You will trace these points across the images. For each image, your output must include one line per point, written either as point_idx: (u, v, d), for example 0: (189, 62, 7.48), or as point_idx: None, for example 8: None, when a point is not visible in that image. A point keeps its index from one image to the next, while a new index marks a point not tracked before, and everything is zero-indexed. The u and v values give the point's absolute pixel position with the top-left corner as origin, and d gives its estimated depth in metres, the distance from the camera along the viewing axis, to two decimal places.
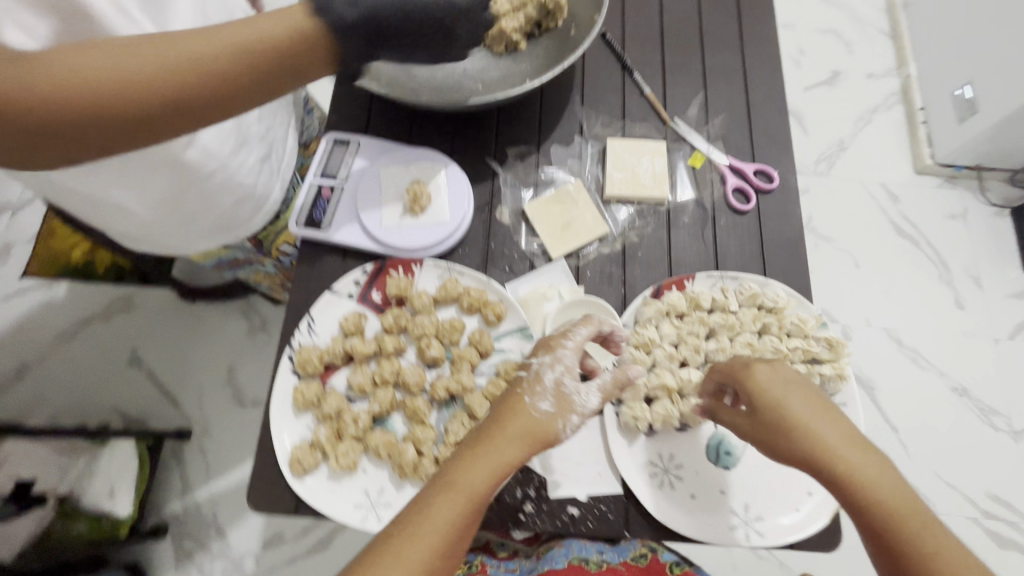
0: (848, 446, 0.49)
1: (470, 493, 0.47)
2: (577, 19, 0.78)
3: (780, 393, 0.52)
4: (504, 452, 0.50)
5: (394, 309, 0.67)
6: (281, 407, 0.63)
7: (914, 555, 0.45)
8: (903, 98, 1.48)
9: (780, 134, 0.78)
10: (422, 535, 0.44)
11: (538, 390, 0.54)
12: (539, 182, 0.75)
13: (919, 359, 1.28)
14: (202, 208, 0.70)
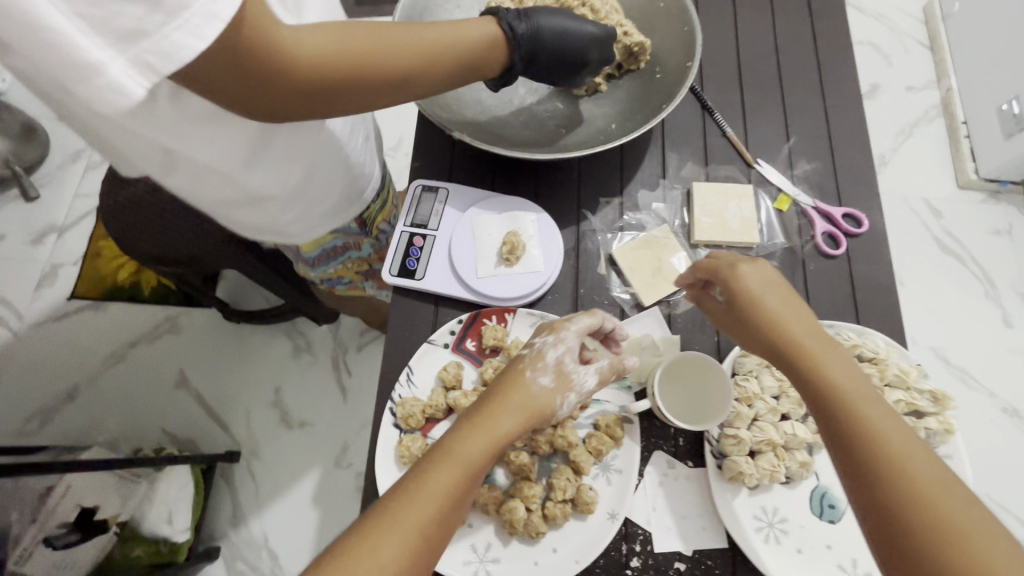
0: (814, 339, 0.51)
1: (467, 461, 0.49)
2: (662, 61, 0.77)
3: (758, 291, 0.55)
4: (500, 424, 0.52)
5: (492, 360, 0.67)
6: (385, 460, 0.63)
7: (865, 447, 0.45)
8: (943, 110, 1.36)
9: (865, 177, 0.78)
10: (419, 502, 0.46)
11: (539, 365, 0.57)
12: (625, 226, 0.75)
13: (968, 379, 1.20)
14: (325, 189, 0.71)
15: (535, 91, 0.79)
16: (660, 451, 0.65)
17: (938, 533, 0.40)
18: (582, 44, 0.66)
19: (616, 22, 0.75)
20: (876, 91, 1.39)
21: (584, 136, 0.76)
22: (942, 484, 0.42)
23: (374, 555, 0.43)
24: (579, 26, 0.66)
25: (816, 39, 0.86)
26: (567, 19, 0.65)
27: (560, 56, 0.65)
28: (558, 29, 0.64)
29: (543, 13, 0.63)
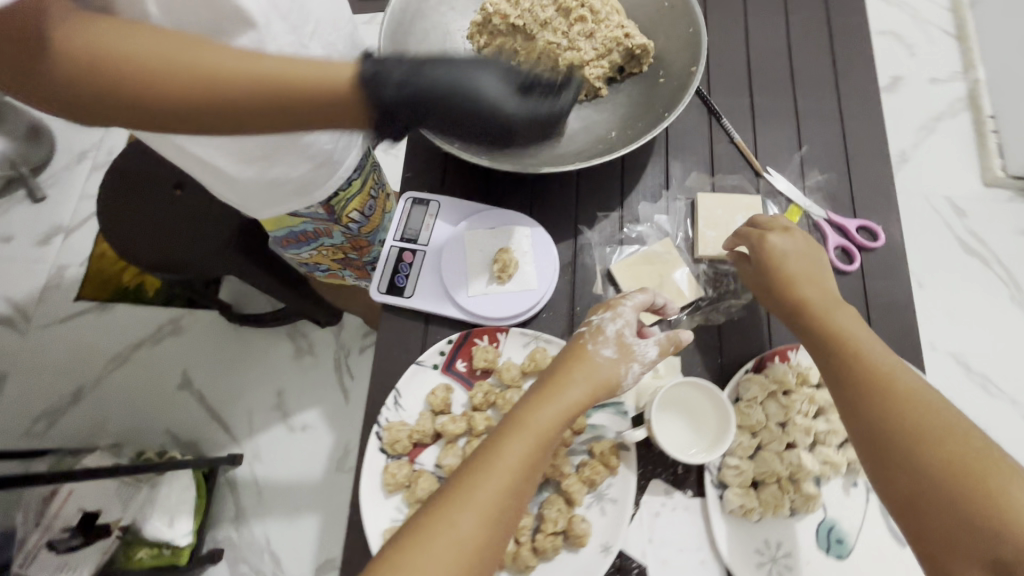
0: (830, 302, 0.59)
1: (539, 433, 0.51)
2: (667, 64, 0.72)
3: (784, 258, 0.62)
4: (570, 394, 0.54)
5: (482, 382, 0.64)
6: (371, 487, 0.61)
7: (891, 396, 0.52)
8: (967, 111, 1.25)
9: (883, 186, 0.74)
10: (497, 472, 0.48)
11: (599, 338, 0.58)
12: (625, 240, 0.71)
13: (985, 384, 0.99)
14: (285, 173, 0.59)
15: None
16: (658, 479, 0.62)
17: (914, 437, 0.49)
18: (494, 114, 0.39)
19: (617, 23, 0.71)
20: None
21: (583, 144, 0.72)
22: (924, 405, 0.51)
23: (452, 529, 0.45)
24: (494, 91, 0.39)
25: (833, 36, 0.81)
26: (472, 75, 0.39)
27: (460, 124, 0.40)
28: (454, 93, 0.38)
29: (436, 65, 0.38)
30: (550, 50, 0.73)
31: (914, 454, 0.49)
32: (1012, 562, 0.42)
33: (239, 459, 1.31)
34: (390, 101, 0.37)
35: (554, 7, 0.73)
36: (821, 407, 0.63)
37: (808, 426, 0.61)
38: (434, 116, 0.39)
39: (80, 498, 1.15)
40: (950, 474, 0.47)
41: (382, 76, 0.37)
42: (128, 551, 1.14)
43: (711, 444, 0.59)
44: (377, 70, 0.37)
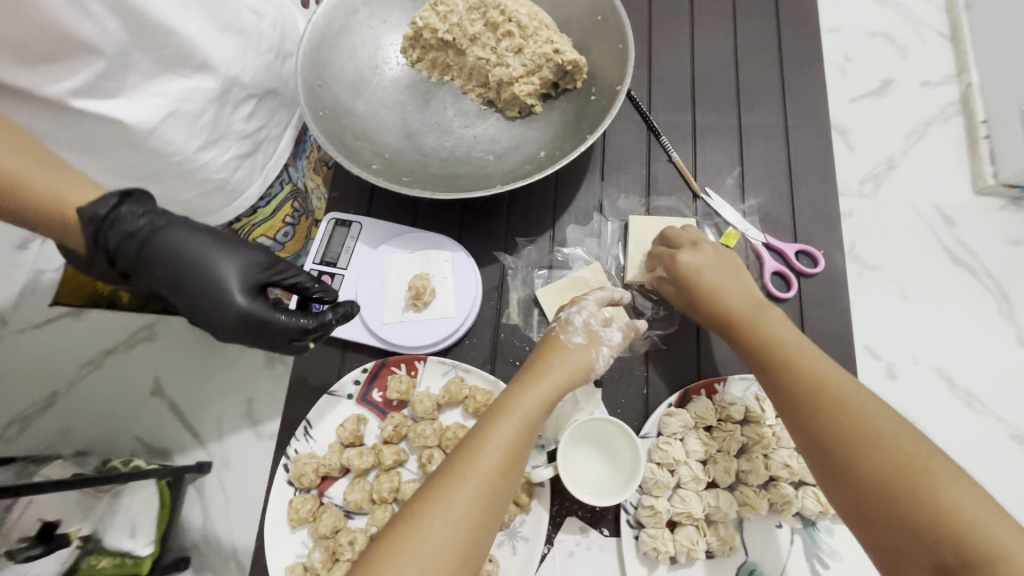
0: (755, 307, 0.57)
1: (524, 417, 0.50)
2: (598, 81, 0.69)
3: (696, 269, 0.59)
4: (549, 379, 0.53)
5: (396, 414, 0.62)
6: (278, 521, 0.59)
7: (827, 400, 0.49)
8: (961, 109, 0.95)
9: (826, 208, 0.70)
10: (485, 455, 0.47)
11: (569, 328, 0.58)
12: (554, 264, 0.69)
13: (974, 403, 0.80)
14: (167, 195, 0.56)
15: (464, 114, 0.74)
16: (574, 517, 0.60)
17: (853, 447, 0.47)
18: (212, 293, 0.47)
19: (546, 39, 0.68)
20: (888, 89, 0.97)
21: (512, 165, 0.70)
22: (863, 411, 0.48)
23: (447, 510, 0.43)
24: (211, 264, 0.47)
25: (781, 49, 0.78)
26: (208, 260, 0.47)
27: (176, 284, 0.46)
28: (180, 267, 0.46)
29: (181, 238, 0.46)
30: (480, 65, 0.71)
31: (854, 464, 0.46)
32: (956, 566, 0.40)
33: (210, 462, 0.85)
34: (110, 247, 0.44)
35: (482, 21, 0.70)
36: (745, 443, 0.59)
37: (727, 465, 0.58)
38: (151, 277, 0.46)
39: (36, 510, 0.79)
40: (889, 483, 0.44)
41: (116, 228, 0.44)
42: (92, 561, 0.77)
43: (616, 486, 0.56)
44: (119, 219, 0.44)
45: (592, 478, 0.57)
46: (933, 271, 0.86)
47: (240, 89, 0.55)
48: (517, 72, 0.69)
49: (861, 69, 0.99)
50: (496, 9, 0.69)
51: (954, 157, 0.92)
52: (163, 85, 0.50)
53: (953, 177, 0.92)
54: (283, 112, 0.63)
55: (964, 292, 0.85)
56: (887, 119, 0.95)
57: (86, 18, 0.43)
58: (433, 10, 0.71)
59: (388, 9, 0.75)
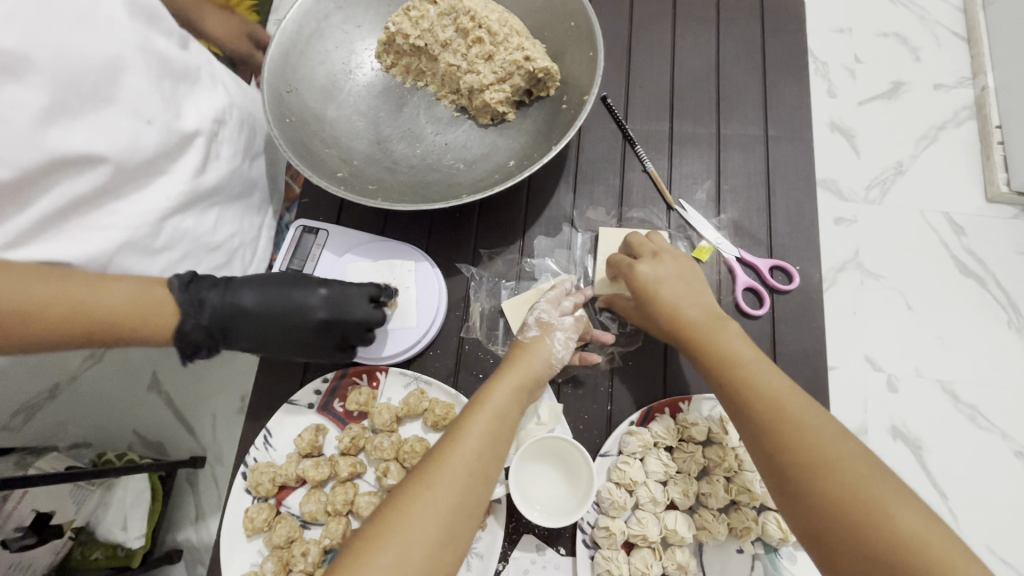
0: (708, 318, 0.53)
1: (499, 407, 0.48)
2: (570, 89, 0.68)
3: (654, 282, 0.56)
4: (520, 369, 0.52)
5: (355, 426, 0.62)
6: (233, 530, 0.59)
7: (778, 417, 0.45)
8: (975, 113, 0.92)
9: (807, 222, 0.68)
10: (463, 441, 0.45)
11: (522, 327, 0.58)
12: (522, 275, 0.68)
13: (978, 419, 0.77)
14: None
15: (436, 121, 0.73)
16: (531, 534, 0.59)
17: (811, 468, 0.43)
18: (296, 308, 0.52)
19: (517, 46, 0.67)
20: (899, 92, 0.94)
21: (481, 175, 0.69)
22: (818, 431, 0.44)
23: (427, 493, 0.41)
24: (283, 294, 0.52)
25: (768, 55, 0.76)
26: (281, 291, 0.52)
27: (270, 318, 0.51)
28: (260, 298, 0.51)
29: (250, 290, 0.50)
30: (451, 72, 0.70)
31: (813, 484, 0.42)
32: None
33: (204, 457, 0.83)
34: (200, 296, 0.47)
35: (453, 27, 0.69)
36: (706, 465, 0.59)
37: (686, 487, 0.57)
38: (245, 323, 0.50)
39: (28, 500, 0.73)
40: (847, 505, 0.40)
41: (195, 287, 0.48)
42: (85, 553, 0.77)
43: (558, 511, 0.55)
44: (195, 280, 0.48)
45: (550, 505, 0.56)
46: (943, 280, 0.83)
47: (204, 199, 0.57)
48: (487, 79, 0.67)
49: (873, 71, 0.95)
50: (466, 15, 0.68)
51: (965, 163, 0.90)
52: (118, 213, 0.49)
53: (965, 183, 0.89)
54: (253, 212, 0.65)
55: (973, 304, 0.82)
56: (895, 122, 0.92)
57: (49, 180, 0.45)
58: (405, 14, 0.70)
59: (362, 13, 0.74)
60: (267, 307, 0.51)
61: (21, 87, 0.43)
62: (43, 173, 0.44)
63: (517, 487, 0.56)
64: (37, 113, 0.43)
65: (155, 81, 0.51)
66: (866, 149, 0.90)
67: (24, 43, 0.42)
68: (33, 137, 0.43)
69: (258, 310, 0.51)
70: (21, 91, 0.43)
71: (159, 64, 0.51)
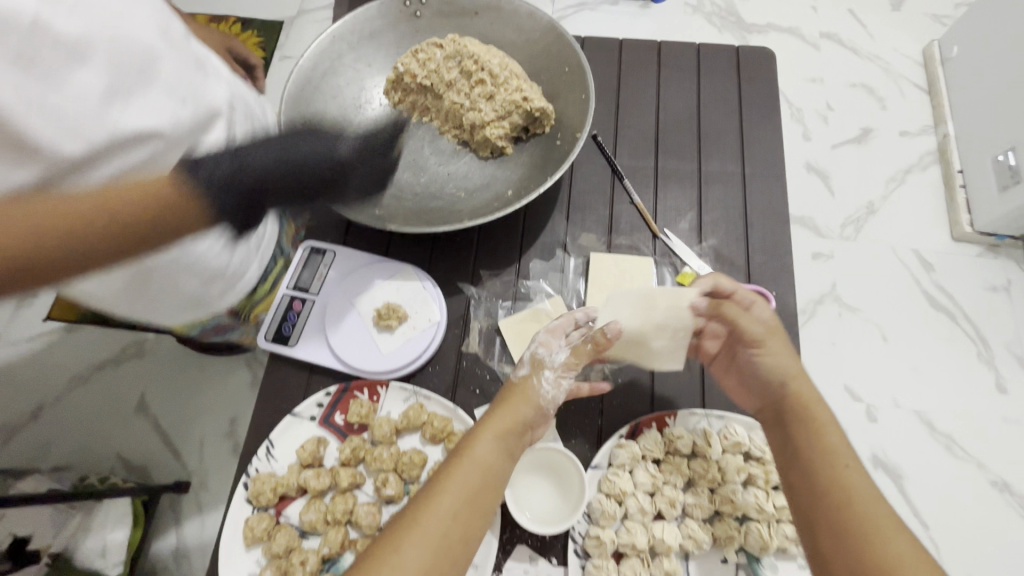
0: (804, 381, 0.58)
1: (479, 461, 0.52)
2: (564, 127, 0.75)
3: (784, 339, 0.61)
4: (505, 421, 0.55)
5: (355, 438, 0.64)
6: (234, 539, 0.61)
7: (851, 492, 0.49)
8: (939, 158, 1.01)
9: (781, 251, 0.74)
10: (437, 501, 0.48)
11: (518, 364, 0.62)
12: (518, 296, 0.72)
13: (955, 449, 0.81)
14: (170, 297, 0.57)
15: (440, 153, 0.78)
16: (524, 544, 0.61)
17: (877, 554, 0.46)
18: (325, 162, 0.47)
19: (516, 87, 0.74)
20: (869, 136, 1.03)
21: (480, 203, 0.74)
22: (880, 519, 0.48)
23: (397, 552, 0.44)
24: (311, 146, 0.47)
25: (742, 102, 0.83)
26: (293, 145, 0.46)
27: (300, 176, 0.45)
28: (271, 153, 0.44)
29: (253, 147, 0.43)
30: (455, 109, 0.76)
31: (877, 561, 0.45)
32: None
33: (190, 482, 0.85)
34: (221, 176, 0.40)
35: (458, 69, 0.76)
36: (691, 477, 0.62)
37: (672, 497, 0.60)
38: (274, 187, 0.43)
39: (7, 525, 0.77)
40: None
41: (202, 167, 0.40)
42: None
43: (545, 517, 0.59)
44: (196, 166, 0.40)
45: (541, 513, 0.60)
46: (916, 313, 0.89)
47: None
48: (488, 117, 0.74)
49: (844, 117, 1.04)
50: (470, 58, 0.75)
51: (932, 204, 0.97)
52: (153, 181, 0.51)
53: (933, 224, 0.96)
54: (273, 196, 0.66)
55: (944, 335, 0.88)
56: (867, 166, 1.00)
57: (110, 152, 0.48)
58: (414, 56, 0.77)
59: (373, 53, 0.80)
60: (287, 163, 0.44)
61: (89, 70, 0.46)
62: (103, 149, 0.47)
63: (511, 492, 0.60)
64: (100, 94, 0.46)
65: (187, 71, 0.55)
66: (840, 189, 0.98)
67: (88, 29, 0.45)
68: (99, 111, 0.46)
69: (281, 170, 0.43)
70: (85, 74, 0.45)
71: (185, 55, 0.55)
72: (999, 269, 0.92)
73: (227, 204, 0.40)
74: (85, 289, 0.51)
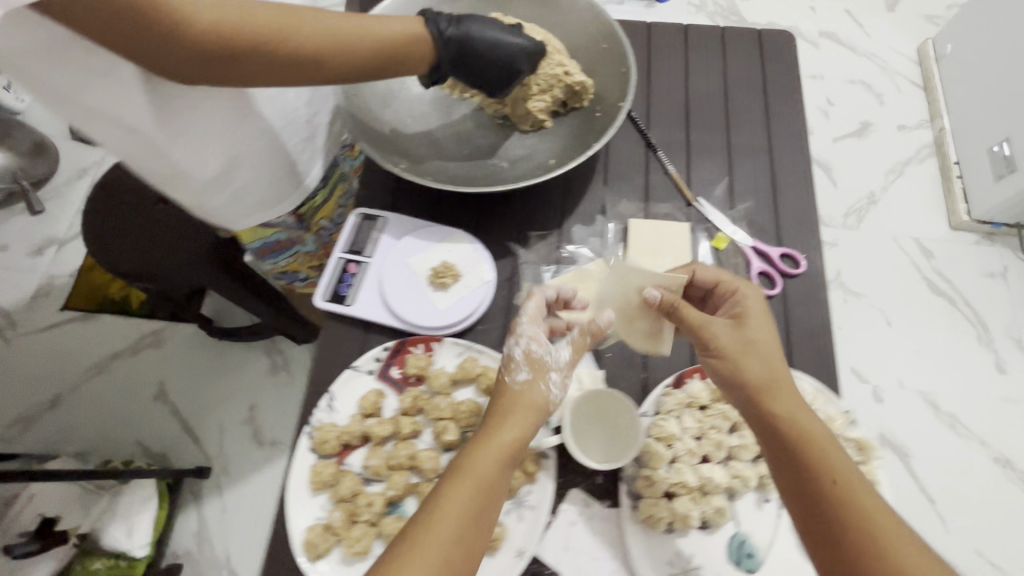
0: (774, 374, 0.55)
1: (480, 476, 0.50)
2: (602, 101, 0.79)
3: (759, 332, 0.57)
4: (507, 432, 0.54)
5: (413, 389, 0.67)
6: (300, 487, 0.63)
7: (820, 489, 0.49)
8: (935, 151, 1.12)
9: (808, 218, 0.78)
10: (439, 523, 0.47)
11: (511, 366, 0.58)
12: (561, 260, 0.75)
13: (958, 427, 0.95)
14: (252, 181, 0.67)
15: (481, 126, 0.82)
16: (578, 489, 0.64)
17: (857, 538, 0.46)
18: (511, 49, 0.69)
19: (557, 62, 0.77)
20: (867, 130, 1.12)
21: (524, 171, 0.78)
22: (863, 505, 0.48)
23: None
24: (506, 37, 0.68)
25: (766, 80, 0.88)
26: (499, 31, 0.68)
27: (488, 61, 0.68)
28: (480, 34, 0.66)
29: (473, 24, 0.66)
30: None
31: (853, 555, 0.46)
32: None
33: None
34: (447, 36, 0.64)
35: None
36: (735, 423, 0.65)
37: (719, 440, 0.64)
38: (475, 56, 0.66)
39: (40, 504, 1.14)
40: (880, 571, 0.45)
41: (440, 26, 0.64)
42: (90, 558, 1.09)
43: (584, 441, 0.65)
44: (440, 26, 0.64)
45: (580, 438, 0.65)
46: (920, 296, 1.01)
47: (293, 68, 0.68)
48: (531, 90, 0.77)
49: (844, 113, 1.13)
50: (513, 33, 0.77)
51: (930, 195, 1.10)
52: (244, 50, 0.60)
53: (934, 214, 1.08)
54: (327, 103, 0.75)
55: (949, 323, 1.00)
56: (865, 159, 1.10)
57: None
58: None
59: None
60: (490, 44, 0.67)
61: None
62: None
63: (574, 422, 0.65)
64: None
65: None
66: (842, 181, 1.09)
67: None
68: None
69: (484, 45, 0.66)
70: None
71: None
72: (995, 257, 1.05)
73: (444, 56, 0.65)
74: (190, 165, 0.62)
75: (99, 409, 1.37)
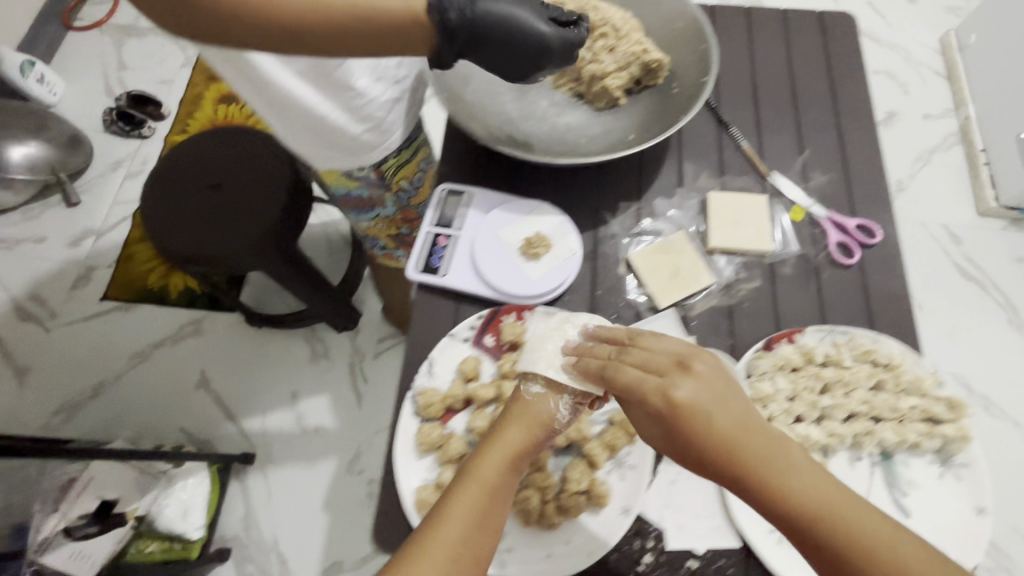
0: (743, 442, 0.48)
1: (486, 482, 0.52)
2: (679, 77, 0.81)
3: (706, 408, 0.49)
4: (509, 438, 0.55)
5: (509, 354, 0.69)
6: (406, 450, 0.64)
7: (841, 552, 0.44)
8: (962, 139, 1.15)
9: (879, 191, 0.80)
10: (443, 530, 0.49)
11: (528, 375, 0.58)
12: (642, 233, 0.77)
13: (993, 408, 0.99)
14: (340, 131, 0.69)
15: (557, 105, 0.84)
16: None
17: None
18: (534, 40, 0.56)
19: (636, 40, 0.80)
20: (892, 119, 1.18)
21: (604, 145, 0.80)
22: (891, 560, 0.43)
23: None
24: (530, 21, 0.55)
25: (830, 59, 0.90)
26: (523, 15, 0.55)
27: (503, 45, 0.55)
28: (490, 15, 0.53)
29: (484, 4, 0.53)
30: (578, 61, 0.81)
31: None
32: None
33: None
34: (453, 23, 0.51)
35: None
36: (828, 384, 0.67)
37: (812, 400, 0.65)
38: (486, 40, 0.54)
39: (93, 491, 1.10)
40: None
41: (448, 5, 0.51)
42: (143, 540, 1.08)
43: None
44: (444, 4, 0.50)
45: None
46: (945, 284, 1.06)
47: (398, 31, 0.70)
48: (609, 69, 0.79)
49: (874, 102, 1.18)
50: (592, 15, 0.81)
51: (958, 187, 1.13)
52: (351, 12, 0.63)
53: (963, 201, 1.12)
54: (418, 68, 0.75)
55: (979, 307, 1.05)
56: (899, 142, 1.17)
57: None
58: None
59: None
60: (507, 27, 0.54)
61: None
62: None
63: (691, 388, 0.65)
64: None
65: None
66: None
67: None
68: None
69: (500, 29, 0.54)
70: None
71: None
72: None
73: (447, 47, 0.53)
74: (287, 102, 0.65)
75: (144, 396, 1.37)
